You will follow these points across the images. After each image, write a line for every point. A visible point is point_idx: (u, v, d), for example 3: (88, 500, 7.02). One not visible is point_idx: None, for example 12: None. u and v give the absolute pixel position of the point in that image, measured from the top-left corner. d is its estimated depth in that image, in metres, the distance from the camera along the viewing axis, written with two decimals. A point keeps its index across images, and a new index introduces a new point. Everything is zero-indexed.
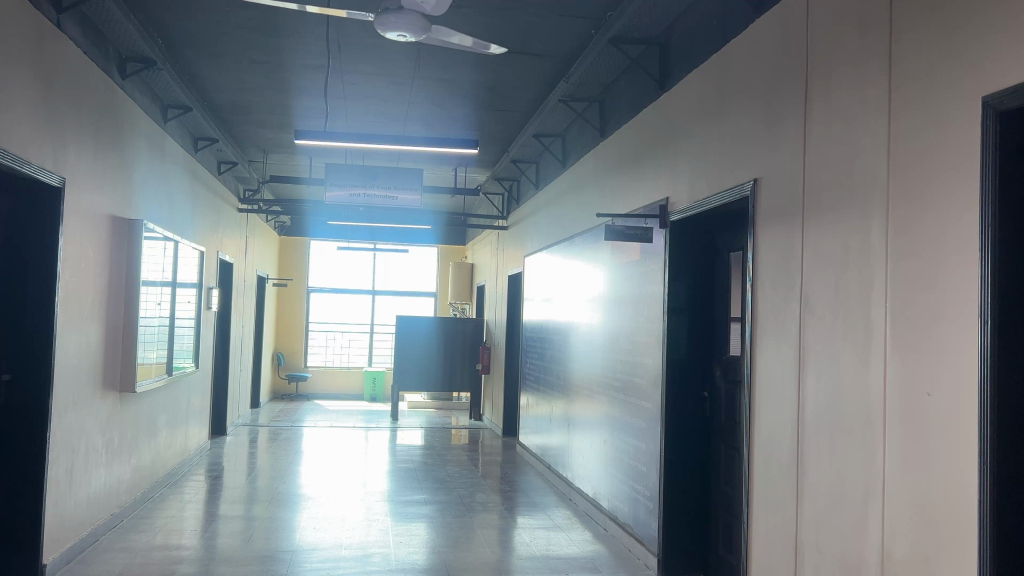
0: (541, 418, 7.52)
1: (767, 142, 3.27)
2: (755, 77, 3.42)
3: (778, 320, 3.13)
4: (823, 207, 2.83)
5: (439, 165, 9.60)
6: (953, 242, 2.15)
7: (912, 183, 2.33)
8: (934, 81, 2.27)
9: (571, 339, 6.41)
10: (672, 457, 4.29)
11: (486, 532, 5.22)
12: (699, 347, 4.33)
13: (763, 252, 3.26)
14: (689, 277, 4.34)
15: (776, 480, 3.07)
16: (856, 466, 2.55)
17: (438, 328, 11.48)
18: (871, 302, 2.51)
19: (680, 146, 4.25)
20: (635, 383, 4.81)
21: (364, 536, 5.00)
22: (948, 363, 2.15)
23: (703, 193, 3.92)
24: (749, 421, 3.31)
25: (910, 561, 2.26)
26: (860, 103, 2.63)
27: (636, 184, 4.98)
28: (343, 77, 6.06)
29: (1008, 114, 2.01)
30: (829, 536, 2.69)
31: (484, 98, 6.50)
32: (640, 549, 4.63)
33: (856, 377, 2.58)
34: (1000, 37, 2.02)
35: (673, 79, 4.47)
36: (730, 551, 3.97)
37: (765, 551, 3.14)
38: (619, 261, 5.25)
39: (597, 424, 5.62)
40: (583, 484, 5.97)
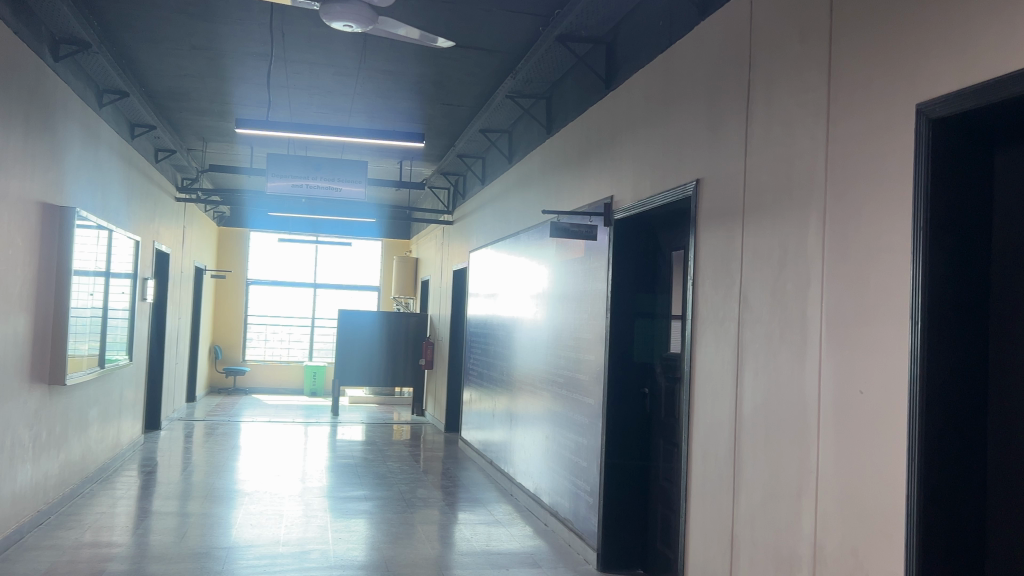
0: (483, 413, 7.54)
1: (709, 143, 3.31)
2: (697, 78, 3.47)
3: (717, 318, 3.19)
4: (763, 208, 2.88)
5: (384, 158, 9.53)
6: (886, 245, 2.21)
7: (848, 186, 2.39)
8: (871, 88, 2.33)
9: (516, 335, 6.42)
10: (613, 453, 4.34)
11: (427, 528, 5.20)
12: (641, 343, 4.37)
13: (704, 253, 3.31)
14: (633, 273, 4.38)
15: (714, 476, 3.13)
16: (790, 462, 2.61)
17: (381, 322, 11.40)
18: (807, 302, 2.57)
19: (626, 146, 4.28)
20: (578, 379, 4.84)
21: (303, 532, 4.94)
22: (880, 362, 2.21)
23: (647, 192, 3.96)
24: (688, 418, 3.35)
25: (840, 555, 2.32)
26: (800, 105, 2.68)
27: (581, 182, 5.01)
28: (287, 67, 5.97)
29: (940, 123, 2.08)
30: (763, 530, 2.75)
31: (430, 92, 6.46)
32: (580, 543, 4.68)
33: (792, 376, 2.64)
34: (933, 50, 2.09)
35: (619, 78, 4.51)
36: (669, 546, 4.03)
37: (702, 546, 3.19)
38: (563, 258, 5.28)
39: (539, 419, 5.64)
40: (525, 479, 6.00)
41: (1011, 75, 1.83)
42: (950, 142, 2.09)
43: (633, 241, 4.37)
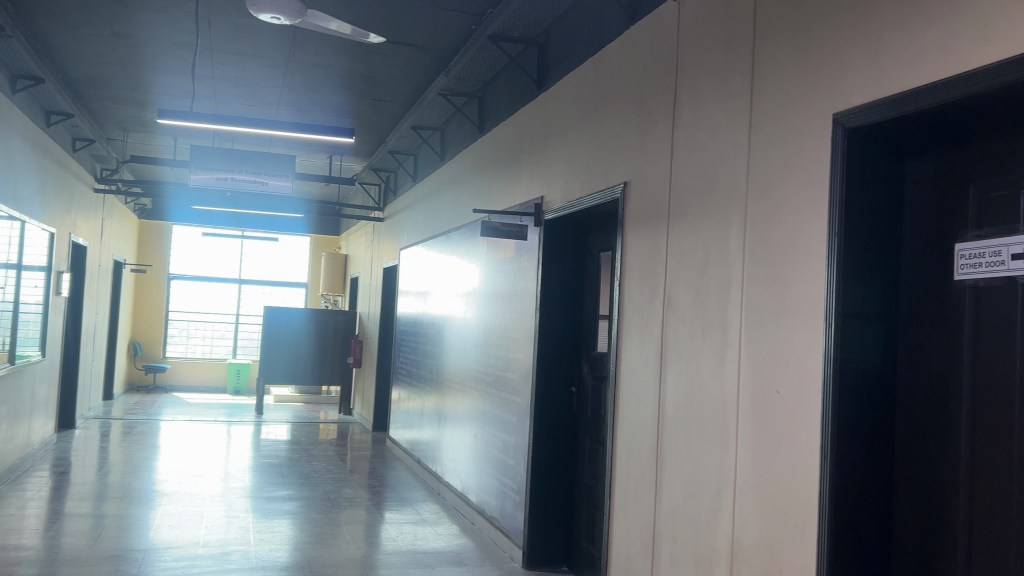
0: (411, 412, 7.52)
1: (637, 146, 3.37)
2: (626, 81, 3.52)
3: (642, 317, 3.24)
4: (687, 211, 2.94)
5: (313, 153, 9.40)
6: (803, 249, 2.29)
7: (769, 191, 2.46)
8: (792, 96, 2.40)
9: (445, 333, 6.41)
10: (539, 452, 4.37)
11: (352, 528, 5.15)
12: (569, 342, 4.42)
13: (630, 254, 3.36)
14: (562, 272, 4.42)
15: (637, 472, 3.18)
16: (710, 459, 2.68)
17: (308, 320, 11.24)
18: (728, 304, 2.63)
19: (556, 147, 4.31)
20: (506, 378, 4.87)
21: (224, 533, 4.83)
22: (795, 363, 2.28)
23: (576, 194, 4.00)
24: (613, 416, 3.40)
25: (756, 550, 2.39)
26: (724, 111, 2.75)
27: (512, 182, 5.02)
28: (213, 57, 5.83)
29: (855, 132, 2.16)
30: (684, 526, 2.82)
31: (361, 87, 6.39)
32: (506, 542, 4.71)
33: (712, 376, 2.71)
34: (850, 61, 2.17)
35: (550, 79, 4.54)
36: (592, 543, 4.09)
37: (625, 543, 3.24)
38: (493, 257, 5.30)
39: (468, 418, 5.65)
40: (452, 479, 6.00)
41: (920, 88, 1.92)
42: (864, 152, 2.18)
43: (562, 241, 4.41)
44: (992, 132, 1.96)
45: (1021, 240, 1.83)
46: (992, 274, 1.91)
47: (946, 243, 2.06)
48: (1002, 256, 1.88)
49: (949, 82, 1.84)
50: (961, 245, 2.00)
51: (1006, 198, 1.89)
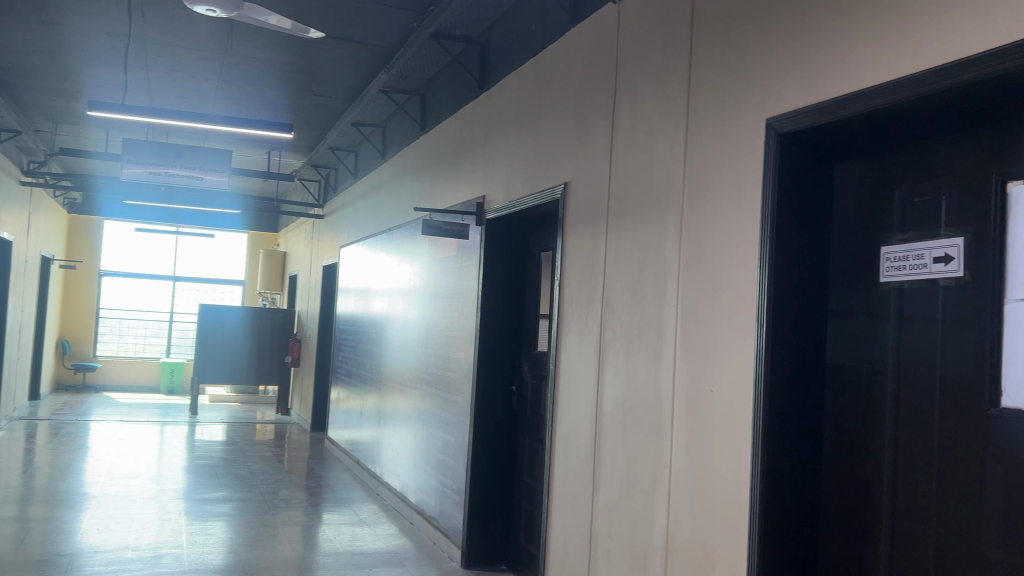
0: (350, 412, 7.45)
1: (577, 147, 3.40)
2: (567, 82, 3.55)
3: (582, 317, 3.26)
4: (626, 211, 2.97)
5: (251, 148, 9.23)
6: (737, 251, 2.33)
7: (705, 193, 2.50)
8: (728, 100, 2.44)
9: (386, 332, 6.37)
10: (479, 452, 4.36)
11: (290, 530, 5.08)
12: (509, 341, 4.43)
13: (570, 255, 3.39)
14: (503, 272, 4.43)
15: (575, 470, 3.20)
16: (646, 458, 2.71)
17: (245, 318, 11.05)
18: (664, 303, 2.68)
19: (497, 146, 4.31)
20: (447, 377, 4.86)
21: (155, 536, 4.72)
22: (727, 363, 2.33)
23: (517, 193, 4.01)
24: (552, 414, 3.42)
25: (689, 546, 2.44)
26: (662, 113, 2.79)
27: (453, 182, 5.01)
28: (147, 48, 5.69)
29: (787, 137, 2.22)
30: (620, 524, 2.85)
31: (301, 82, 6.30)
32: (445, 541, 4.70)
33: (648, 374, 2.75)
34: (783, 67, 2.22)
35: (492, 79, 4.55)
36: (531, 541, 4.11)
37: (562, 541, 3.26)
38: (435, 255, 5.29)
39: (408, 417, 5.63)
40: (392, 478, 5.97)
41: (849, 95, 1.98)
42: (794, 157, 2.24)
43: (504, 241, 4.42)
44: (915, 138, 2.03)
45: (943, 244, 1.91)
46: (914, 276, 1.98)
47: (871, 246, 2.13)
48: (924, 259, 1.96)
49: (874, 91, 1.90)
50: (886, 249, 2.07)
51: (928, 203, 1.97)
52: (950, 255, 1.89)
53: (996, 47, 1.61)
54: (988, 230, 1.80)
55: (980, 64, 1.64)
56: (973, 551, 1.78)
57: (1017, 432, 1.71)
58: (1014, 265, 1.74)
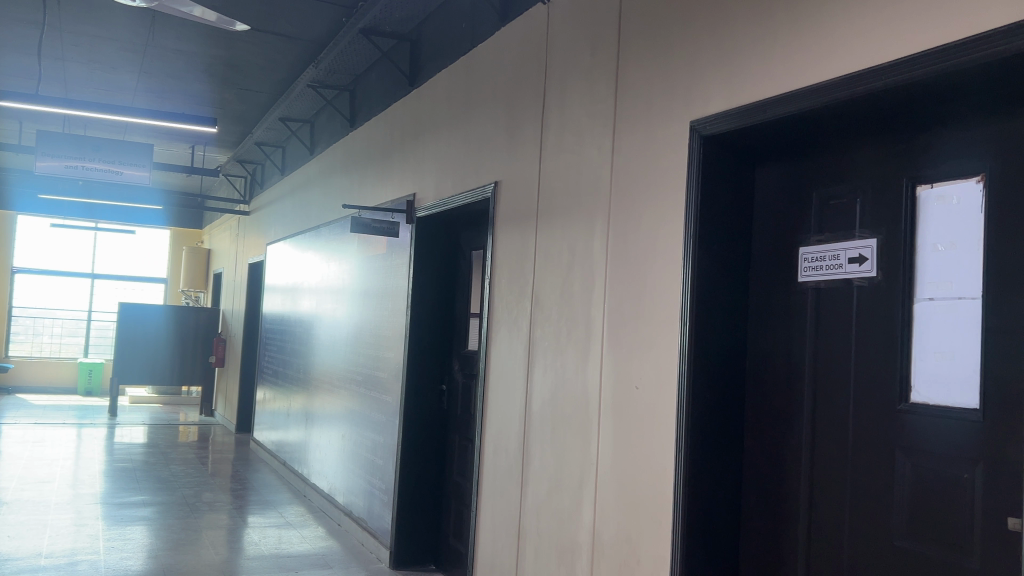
0: (277, 412, 7.32)
1: (506, 146, 3.41)
2: (497, 81, 3.56)
3: (511, 315, 3.27)
4: (554, 211, 2.99)
5: (174, 142, 8.99)
6: (662, 251, 2.37)
7: (631, 195, 2.54)
8: (653, 103, 2.49)
9: (314, 332, 6.28)
10: (408, 452, 4.33)
11: (213, 533, 4.96)
12: (440, 339, 4.42)
13: (500, 253, 3.40)
14: (433, 270, 4.41)
15: (504, 468, 3.21)
16: (573, 454, 2.74)
17: (167, 317, 10.75)
18: (592, 303, 2.70)
19: (427, 144, 4.29)
20: (376, 376, 4.83)
21: (70, 542, 4.55)
22: (653, 360, 2.37)
23: (447, 192, 4.00)
24: (482, 412, 3.42)
25: (615, 542, 2.47)
26: (590, 114, 2.82)
27: (383, 179, 4.97)
28: (63, 37, 5.48)
29: (711, 139, 2.26)
30: (548, 521, 2.87)
31: (227, 76, 6.16)
32: (373, 542, 4.66)
33: (575, 373, 2.77)
34: (706, 71, 2.27)
35: (422, 77, 4.52)
36: (460, 540, 4.11)
37: (491, 540, 3.27)
38: (365, 253, 5.23)
39: (336, 417, 5.57)
40: (319, 480, 5.89)
41: (771, 98, 2.03)
42: (717, 159, 2.28)
43: (434, 239, 4.40)
44: (831, 142, 2.10)
45: (857, 245, 1.98)
46: (830, 277, 2.05)
47: (790, 247, 2.19)
48: (840, 259, 2.03)
49: (794, 96, 1.95)
50: (805, 249, 2.14)
51: (845, 205, 2.04)
52: (863, 255, 1.96)
53: (908, 55, 1.67)
54: (899, 232, 1.88)
55: (892, 71, 1.70)
56: (885, 540, 1.85)
57: (926, 424, 1.78)
58: (924, 266, 1.82)
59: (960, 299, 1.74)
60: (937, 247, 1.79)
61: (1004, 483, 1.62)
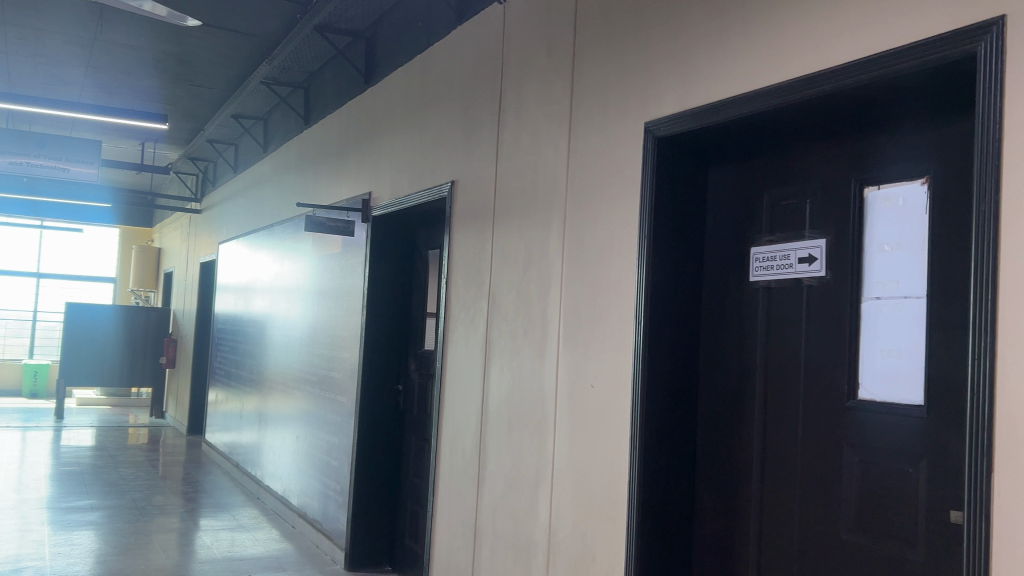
0: (229, 414, 7.21)
1: (463, 145, 3.40)
2: (453, 80, 3.55)
3: (468, 314, 3.27)
4: (511, 211, 3.00)
5: (123, 139, 8.80)
6: (617, 250, 2.39)
7: (587, 195, 2.56)
8: (609, 103, 2.50)
9: (267, 332, 6.20)
10: (363, 453, 4.30)
11: (164, 537, 4.88)
12: (397, 340, 4.40)
13: (456, 253, 3.39)
14: (390, 269, 4.38)
15: (461, 468, 3.21)
16: (530, 454, 2.75)
17: (116, 317, 10.53)
18: (548, 302, 2.71)
19: (383, 143, 4.27)
20: (331, 377, 4.78)
21: (15, 548, 4.43)
22: (608, 359, 2.39)
23: (404, 190, 3.98)
24: (438, 411, 3.41)
25: (571, 540, 2.48)
26: (546, 114, 2.83)
27: (338, 177, 4.92)
28: (6, 29, 5.33)
29: (665, 140, 2.28)
30: (505, 521, 2.88)
31: (178, 72, 6.05)
32: (328, 544, 4.62)
33: (532, 372, 2.78)
34: (660, 73, 2.29)
35: (378, 74, 4.50)
36: (416, 540, 4.10)
37: (447, 540, 3.26)
38: (320, 253, 5.18)
39: (290, 418, 5.50)
40: (273, 482, 5.82)
41: (723, 100, 2.05)
42: (671, 160, 2.31)
43: (390, 238, 4.38)
44: (782, 144, 2.14)
45: (807, 245, 2.02)
46: (781, 276, 2.09)
47: (742, 247, 2.23)
48: (790, 259, 2.07)
49: (746, 98, 1.98)
50: (756, 249, 2.17)
51: (796, 206, 2.08)
52: (813, 255, 2.00)
53: (856, 59, 1.71)
54: (846, 233, 1.92)
55: (841, 74, 1.73)
56: (834, 534, 1.89)
57: (873, 421, 1.82)
58: (871, 265, 1.86)
59: (904, 298, 1.78)
60: (883, 247, 1.84)
61: (947, 478, 1.66)
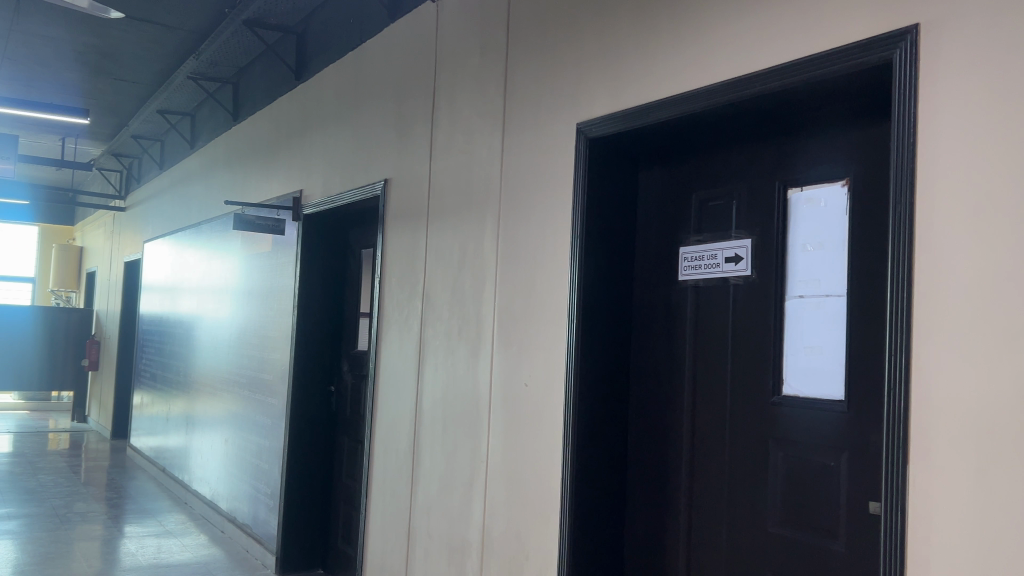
0: (155, 417, 7.03)
1: (396, 144, 3.38)
2: (386, 77, 3.52)
3: (402, 313, 3.25)
4: (445, 210, 2.99)
5: (42, 134, 8.49)
6: (551, 250, 2.40)
7: (521, 194, 2.57)
8: (542, 103, 2.52)
9: (195, 333, 6.06)
10: (295, 455, 4.23)
11: (86, 545, 4.72)
12: (329, 340, 4.35)
13: (390, 252, 3.36)
14: (322, 269, 4.32)
15: (394, 468, 3.19)
16: (464, 453, 2.75)
17: (35, 319, 10.15)
18: (482, 301, 2.71)
19: (315, 140, 4.21)
20: (261, 378, 4.70)
21: None
22: (542, 358, 2.40)
23: (335, 189, 3.93)
24: (372, 412, 3.38)
25: (505, 538, 2.49)
26: (480, 113, 2.83)
27: (268, 175, 4.84)
28: None
29: (596, 141, 2.31)
30: (438, 521, 2.87)
31: (101, 66, 5.86)
32: (258, 549, 4.54)
33: (466, 371, 2.78)
34: (592, 73, 2.32)
35: (308, 71, 4.43)
36: (348, 543, 4.06)
37: (380, 541, 3.24)
38: (249, 252, 5.08)
39: (218, 421, 5.39)
40: (201, 486, 5.69)
41: (653, 103, 2.08)
42: (602, 161, 2.34)
43: (321, 237, 4.32)
44: (709, 146, 2.18)
45: (733, 245, 2.07)
46: (709, 275, 2.13)
47: (671, 247, 2.27)
48: (717, 259, 2.11)
49: (675, 100, 2.01)
50: (685, 249, 2.22)
51: (722, 207, 2.13)
52: (739, 255, 2.05)
53: (780, 63, 1.75)
54: (771, 233, 1.97)
55: (767, 78, 1.77)
56: (760, 527, 1.94)
57: (797, 416, 1.87)
58: (794, 265, 1.91)
59: (825, 297, 1.84)
60: (805, 247, 1.89)
61: (864, 470, 1.72)
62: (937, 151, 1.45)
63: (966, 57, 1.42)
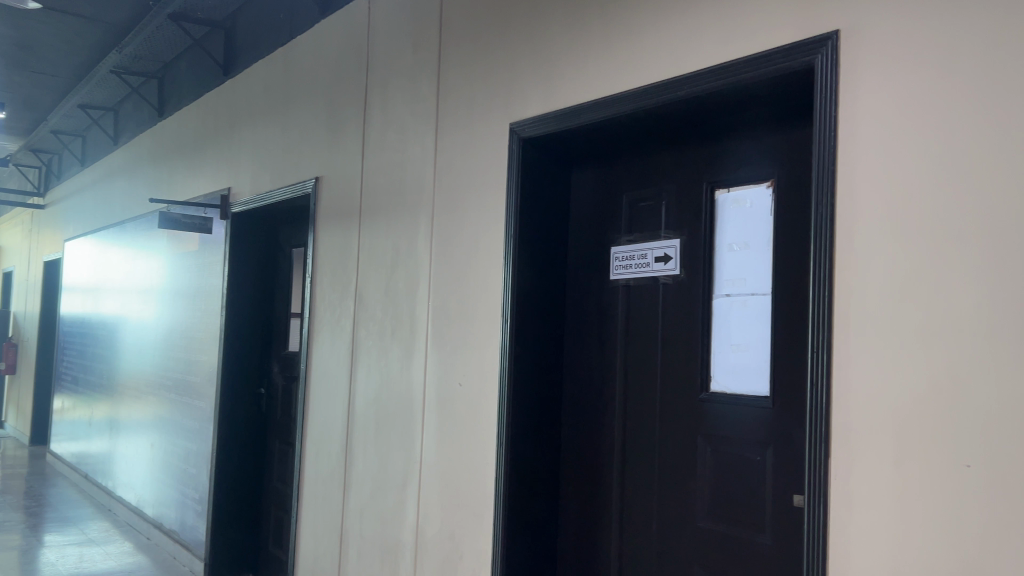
0: (77, 422, 6.79)
1: (327, 142, 3.34)
2: (316, 74, 3.48)
3: (334, 313, 3.21)
4: (377, 209, 2.97)
5: None
6: (484, 249, 2.40)
7: (454, 194, 2.56)
8: (475, 103, 2.51)
9: (118, 335, 5.87)
10: (223, 459, 4.14)
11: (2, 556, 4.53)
12: (259, 341, 4.27)
13: (321, 252, 3.32)
14: (251, 269, 4.24)
15: (327, 470, 3.14)
16: (398, 453, 2.73)
17: None
18: (416, 302, 2.70)
19: (243, 138, 4.13)
20: (188, 381, 4.59)
21: None
22: (475, 357, 2.40)
23: (265, 187, 3.86)
24: (303, 413, 3.33)
25: (439, 539, 2.48)
26: (412, 112, 2.81)
27: (195, 173, 4.73)
28: None
29: (529, 141, 2.32)
30: (371, 523, 2.84)
31: (17, 58, 5.64)
32: (186, 555, 4.42)
33: (400, 371, 2.76)
34: (525, 73, 2.32)
35: (236, 67, 4.34)
36: (280, 547, 3.99)
37: (312, 545, 3.19)
38: (175, 251, 4.95)
39: (143, 426, 5.23)
40: (126, 492, 5.52)
41: (585, 103, 2.10)
42: (535, 161, 2.34)
43: (250, 236, 4.23)
44: (640, 148, 2.21)
45: (663, 245, 2.10)
46: (640, 274, 2.16)
47: (602, 246, 2.29)
48: (648, 258, 2.15)
49: (606, 101, 2.03)
50: (616, 249, 2.24)
51: (653, 208, 2.16)
52: (668, 255, 2.08)
53: (707, 68, 1.78)
54: (699, 233, 2.01)
55: (695, 81, 1.81)
56: (690, 522, 1.97)
57: (724, 412, 1.91)
58: (722, 265, 1.96)
59: (751, 295, 1.88)
60: (733, 247, 1.93)
61: (789, 464, 1.77)
62: (856, 154, 1.50)
63: (883, 63, 1.47)
